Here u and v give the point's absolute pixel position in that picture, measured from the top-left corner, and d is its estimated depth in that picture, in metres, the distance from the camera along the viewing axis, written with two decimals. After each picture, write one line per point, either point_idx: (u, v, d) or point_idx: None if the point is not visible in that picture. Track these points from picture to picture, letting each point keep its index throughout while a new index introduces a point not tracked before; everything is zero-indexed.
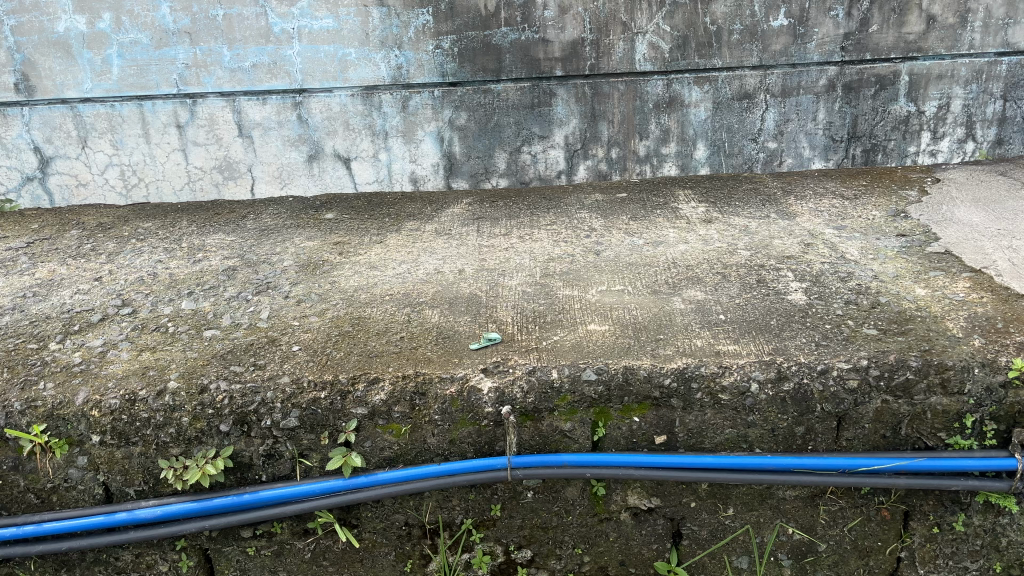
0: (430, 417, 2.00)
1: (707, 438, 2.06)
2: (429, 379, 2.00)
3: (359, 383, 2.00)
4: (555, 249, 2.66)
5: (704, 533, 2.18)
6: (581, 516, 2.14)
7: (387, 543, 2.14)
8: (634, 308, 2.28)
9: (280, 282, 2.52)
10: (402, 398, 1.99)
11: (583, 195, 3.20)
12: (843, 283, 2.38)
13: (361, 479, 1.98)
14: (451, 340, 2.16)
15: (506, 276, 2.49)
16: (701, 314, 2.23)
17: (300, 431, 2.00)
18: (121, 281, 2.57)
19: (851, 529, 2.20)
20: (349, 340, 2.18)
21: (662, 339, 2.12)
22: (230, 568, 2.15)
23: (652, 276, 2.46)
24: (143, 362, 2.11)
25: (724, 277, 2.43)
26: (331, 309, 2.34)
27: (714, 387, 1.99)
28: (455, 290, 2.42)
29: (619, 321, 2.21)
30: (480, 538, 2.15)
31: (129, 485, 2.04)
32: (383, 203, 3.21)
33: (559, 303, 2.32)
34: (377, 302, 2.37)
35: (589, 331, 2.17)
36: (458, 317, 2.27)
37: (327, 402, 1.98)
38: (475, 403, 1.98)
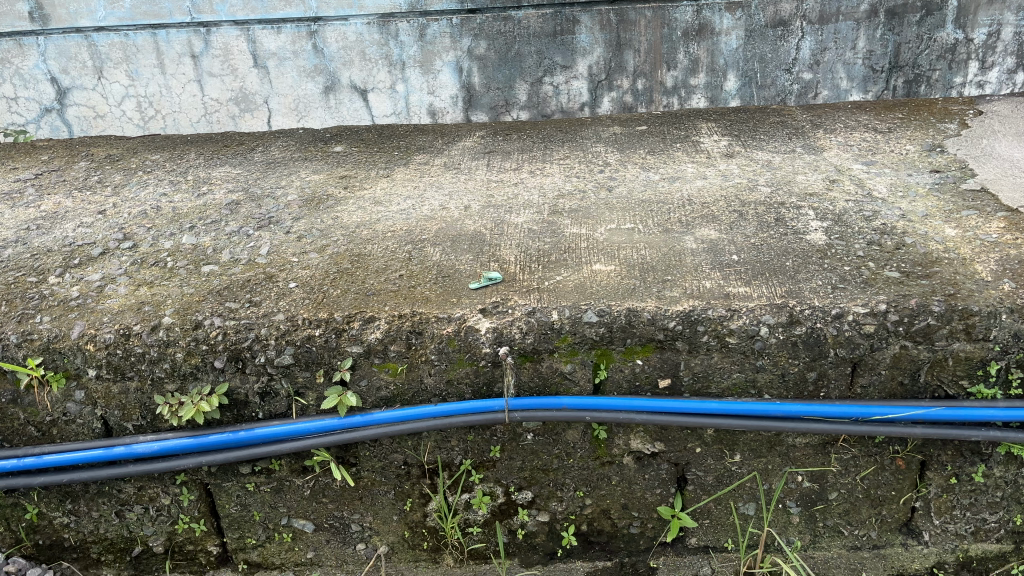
0: (427, 357, 1.95)
1: (713, 382, 1.99)
2: (425, 318, 1.95)
3: (355, 321, 1.96)
4: (565, 185, 2.56)
5: (710, 479, 2.13)
6: (583, 459, 2.09)
7: (386, 482, 2.12)
8: (643, 247, 2.18)
9: (282, 217, 2.46)
10: (399, 337, 1.94)
11: (602, 127, 3.08)
12: (866, 222, 2.25)
13: (358, 418, 1.96)
14: (450, 279, 2.09)
15: (513, 212, 2.40)
16: (713, 254, 2.13)
17: (295, 369, 1.97)
18: (125, 214, 2.53)
19: (864, 478, 2.13)
20: (347, 279, 2.12)
21: (669, 280, 2.02)
22: (230, 503, 2.15)
23: (665, 213, 2.35)
24: (140, 297, 2.09)
25: (741, 216, 2.31)
26: (331, 246, 2.28)
27: (721, 330, 1.91)
28: (459, 227, 2.34)
29: (626, 261, 2.12)
30: (479, 479, 2.12)
31: (127, 419, 2.03)
32: (394, 135, 3.12)
33: (565, 242, 2.23)
34: (378, 239, 2.30)
35: (593, 272, 2.08)
36: (459, 255, 2.19)
37: (322, 340, 1.94)
38: (472, 343, 1.93)
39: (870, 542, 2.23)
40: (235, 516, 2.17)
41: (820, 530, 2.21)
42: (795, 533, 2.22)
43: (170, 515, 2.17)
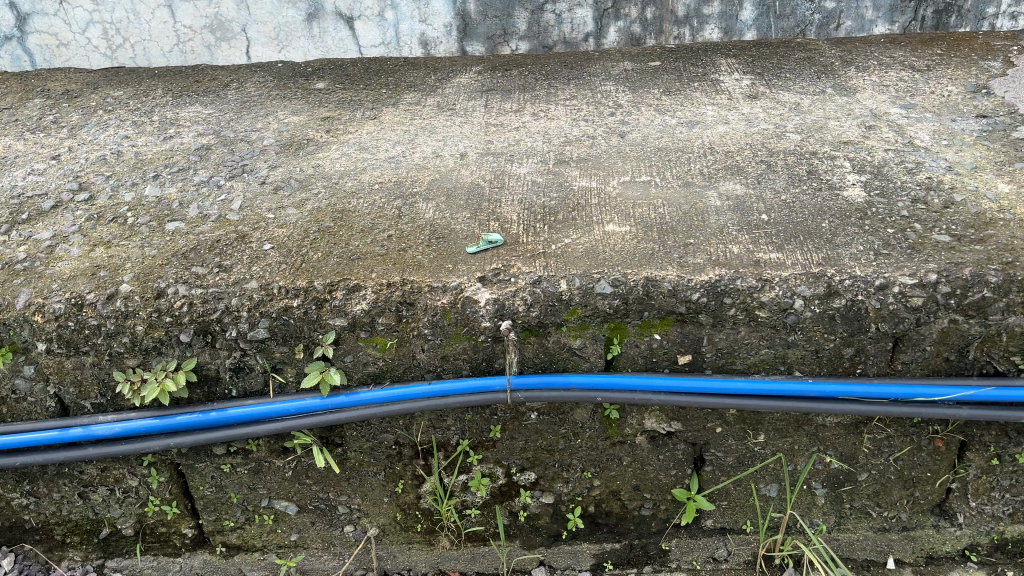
0: (419, 331, 1.75)
1: (738, 358, 1.78)
2: (417, 287, 1.74)
3: (337, 291, 1.74)
4: (572, 130, 2.30)
5: (730, 460, 1.94)
6: (591, 439, 1.90)
7: (375, 463, 1.93)
8: (661, 205, 1.94)
9: (257, 165, 2.21)
10: (388, 308, 1.73)
11: (610, 62, 2.79)
12: (909, 175, 2.01)
13: (342, 398, 1.76)
14: (444, 241, 1.86)
15: (515, 161, 2.16)
16: (739, 213, 1.89)
17: (271, 343, 1.76)
18: (81, 160, 2.28)
19: (898, 459, 1.95)
20: (329, 240, 1.89)
21: (691, 244, 1.80)
22: (204, 485, 1.96)
23: (685, 164, 2.10)
24: (95, 260, 1.86)
25: (770, 168, 2.06)
26: (311, 200, 2.04)
27: (750, 303, 1.70)
28: (455, 179, 2.09)
29: (642, 222, 1.89)
30: (478, 460, 1.93)
31: (84, 397, 1.83)
32: (382, 69, 2.84)
33: (573, 198, 1.99)
34: (364, 192, 2.06)
35: (606, 234, 1.85)
36: (455, 213, 1.96)
37: (301, 312, 1.73)
38: (470, 316, 1.73)
39: (899, 524, 2.06)
40: (210, 498, 1.99)
41: (846, 512, 2.04)
42: (819, 515, 2.05)
43: (139, 497, 1.98)
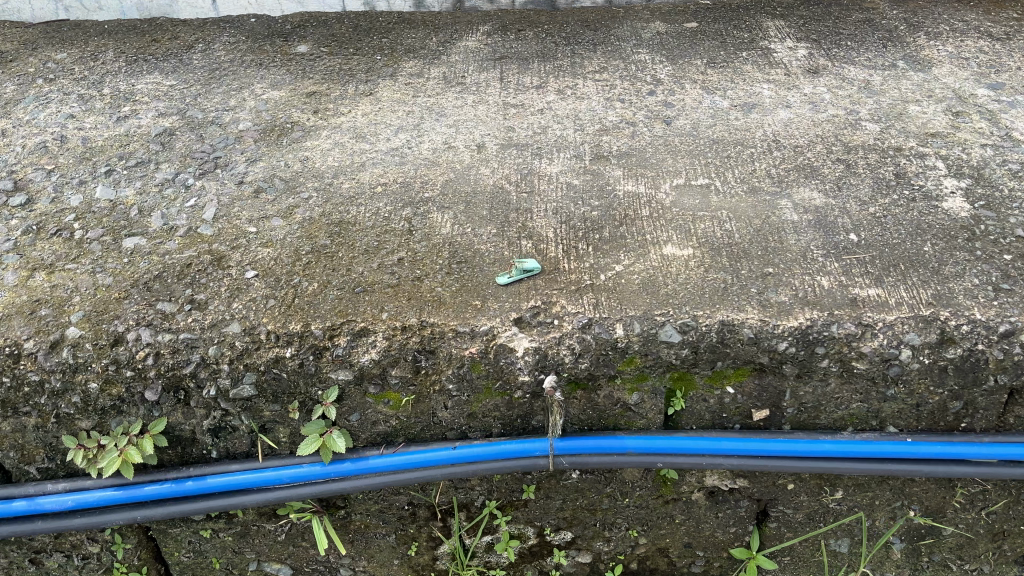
0: (441, 386, 1.43)
1: (823, 413, 1.49)
2: (440, 333, 1.41)
3: (340, 336, 1.41)
4: (607, 113, 1.94)
5: (799, 517, 1.67)
6: (641, 498, 1.62)
7: (384, 524, 1.63)
8: (727, 218, 1.61)
9: (232, 158, 1.84)
10: (403, 358, 1.41)
11: (639, 22, 2.40)
12: (1017, 180, 1.68)
13: (347, 464, 1.45)
14: (468, 267, 1.53)
15: (544, 157, 1.80)
16: (822, 232, 1.57)
17: (259, 401, 1.43)
18: (16, 149, 1.89)
19: (991, 513, 1.68)
20: (326, 263, 1.54)
21: (771, 274, 1.48)
22: (181, 550, 1.66)
23: (748, 162, 1.76)
24: (34, 292, 1.50)
25: (850, 168, 1.73)
26: (301, 208, 1.68)
27: (847, 353, 1.40)
28: (473, 180, 1.74)
29: (706, 242, 1.56)
30: (506, 521, 1.64)
31: (29, 461, 1.50)
32: (373, 28, 2.42)
33: (619, 207, 1.65)
34: (365, 197, 1.71)
35: (664, 258, 1.53)
36: (478, 227, 1.62)
37: (296, 363, 1.40)
38: (505, 369, 1.41)
39: None
40: (188, 563, 1.69)
41: (923, 565, 1.79)
42: (892, 568, 1.79)
43: (102, 563, 1.67)
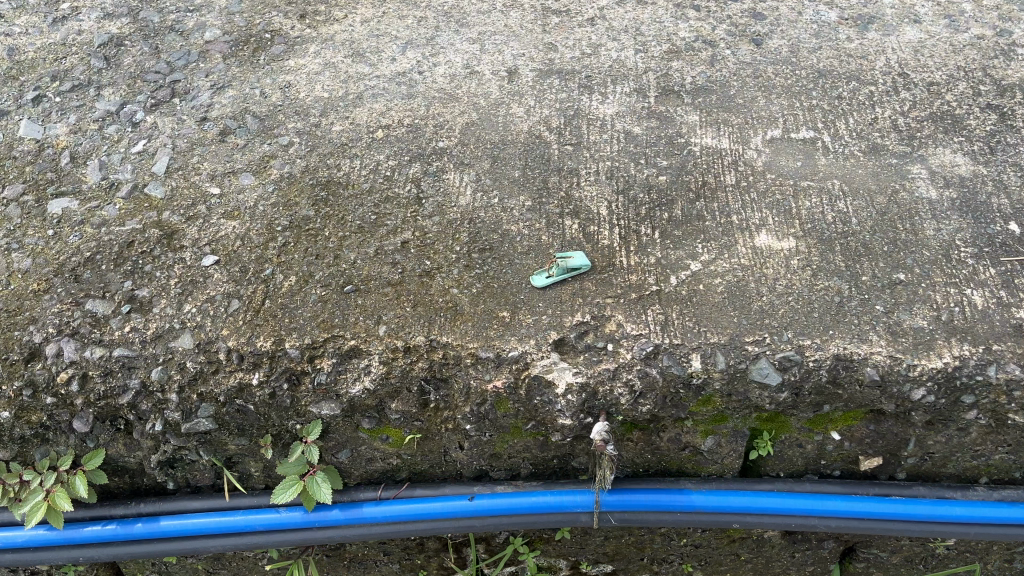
0: (456, 424, 1.09)
1: (952, 463, 1.14)
2: (455, 359, 1.06)
3: (323, 359, 1.07)
4: (678, 27, 1.49)
5: (894, 559, 1.35)
6: (702, 536, 1.30)
7: (385, 554, 1.34)
8: (840, 192, 1.21)
9: (194, 83, 1.43)
10: (406, 388, 1.07)
11: None
12: None
13: (334, 512, 1.14)
14: (494, 258, 1.15)
15: (596, 90, 1.38)
16: (970, 217, 1.17)
17: (221, 435, 1.11)
18: None
19: None
20: (308, 247, 1.18)
21: (903, 284, 1.10)
22: (145, 570, 1.39)
23: (866, 107, 1.33)
24: None
25: (1004, 119, 1.30)
26: (277, 160, 1.30)
27: (1003, 405, 1.03)
28: (502, 124, 1.33)
29: (812, 229, 1.17)
30: (534, 553, 1.35)
31: None
32: None
33: (695, 171, 1.25)
34: (362, 145, 1.31)
35: (756, 254, 1.14)
36: (508, 196, 1.23)
37: (266, 394, 1.07)
38: (540, 408, 1.07)
39: None
40: None
41: None
42: None
43: None
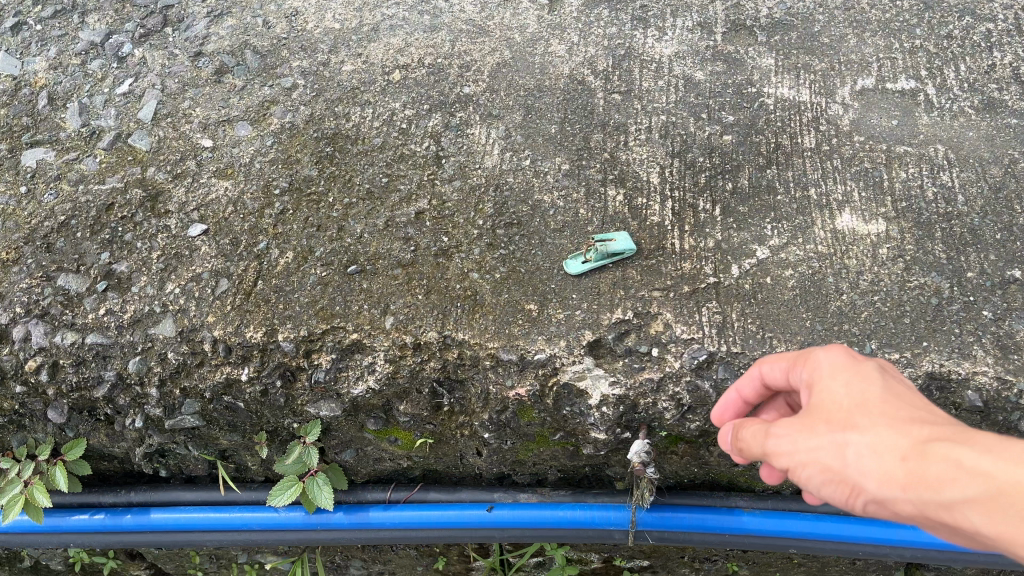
0: (473, 429, 0.96)
1: None
2: (472, 360, 0.91)
3: (321, 353, 0.92)
4: None
5: None
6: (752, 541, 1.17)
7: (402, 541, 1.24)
8: (945, 162, 1.00)
9: (189, 9, 1.25)
10: (416, 389, 0.93)
11: None
12: None
13: (339, 514, 1.03)
14: (523, 235, 0.98)
15: (653, 23, 1.16)
16: None
17: (211, 429, 0.99)
18: None
19: None
20: (309, 215, 1.02)
21: (1018, 283, 0.90)
22: None
23: (982, 51, 1.10)
24: None
25: None
26: (278, 106, 1.12)
27: None
28: (539, 65, 1.13)
29: (907, 208, 0.97)
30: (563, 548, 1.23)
31: None
32: None
33: (767, 129, 1.05)
34: (376, 89, 1.13)
35: (838, 238, 0.95)
36: (543, 157, 1.04)
37: (257, 391, 0.94)
38: (569, 418, 0.92)
39: None
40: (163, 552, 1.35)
41: None
42: None
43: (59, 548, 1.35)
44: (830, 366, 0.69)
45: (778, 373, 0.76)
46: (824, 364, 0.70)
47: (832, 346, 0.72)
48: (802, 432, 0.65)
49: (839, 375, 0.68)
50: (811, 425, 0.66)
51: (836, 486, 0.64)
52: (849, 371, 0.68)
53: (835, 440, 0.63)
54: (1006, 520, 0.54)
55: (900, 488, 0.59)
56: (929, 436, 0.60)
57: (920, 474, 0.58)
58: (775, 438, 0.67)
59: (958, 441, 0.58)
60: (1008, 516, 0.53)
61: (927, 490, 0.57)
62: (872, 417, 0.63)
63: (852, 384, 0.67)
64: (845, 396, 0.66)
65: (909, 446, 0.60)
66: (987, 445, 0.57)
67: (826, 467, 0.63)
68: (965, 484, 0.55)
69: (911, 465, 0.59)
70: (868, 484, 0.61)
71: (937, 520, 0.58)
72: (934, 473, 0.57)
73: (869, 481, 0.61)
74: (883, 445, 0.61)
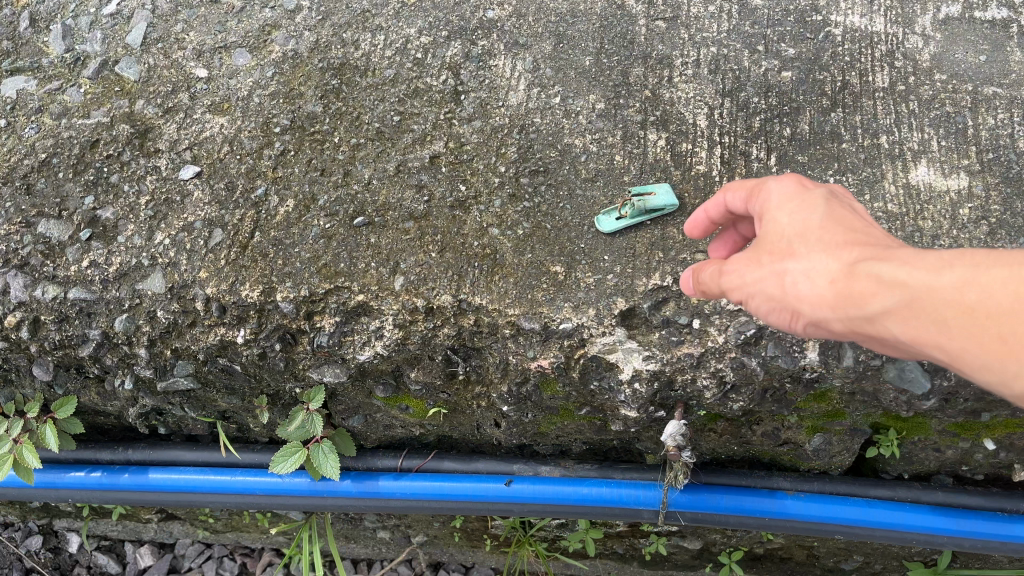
0: (490, 400, 0.87)
1: None
2: (490, 327, 0.81)
3: (324, 315, 0.83)
4: None
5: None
6: None
7: None
8: None
9: None
10: (428, 357, 0.84)
11: None
12: None
13: (347, 482, 0.95)
14: (550, 185, 0.87)
15: None
16: None
17: (208, 391, 0.92)
18: None
19: None
20: (312, 158, 0.91)
21: None
22: None
23: None
24: None
25: None
26: (281, 31, 1.01)
27: None
28: None
29: (993, 162, 0.84)
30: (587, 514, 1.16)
31: None
32: None
33: (833, 65, 0.91)
34: (389, 12, 1.00)
35: (912, 195, 0.83)
36: (575, 93, 0.92)
37: (254, 354, 0.86)
38: (597, 393, 0.83)
39: None
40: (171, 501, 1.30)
41: None
42: None
43: None
44: (778, 195, 0.66)
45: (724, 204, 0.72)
46: (772, 194, 0.66)
47: (783, 175, 0.68)
48: (747, 264, 0.64)
49: (785, 202, 0.65)
50: (755, 257, 0.64)
51: (777, 313, 0.63)
52: (794, 198, 0.65)
53: (773, 268, 0.62)
54: (921, 325, 0.55)
55: (831, 309, 0.59)
56: (860, 256, 0.59)
57: (847, 292, 0.58)
58: (725, 275, 0.65)
59: (881, 259, 0.57)
60: (929, 319, 0.54)
61: (855, 306, 0.57)
62: (810, 244, 0.61)
63: (796, 211, 0.64)
64: (787, 222, 0.64)
65: (841, 267, 0.59)
66: (908, 259, 0.57)
67: (767, 296, 0.62)
68: (889, 297, 0.55)
69: (840, 285, 0.58)
70: (804, 308, 0.60)
71: (865, 332, 0.59)
72: (860, 290, 0.57)
73: (804, 305, 0.60)
74: (817, 270, 0.60)
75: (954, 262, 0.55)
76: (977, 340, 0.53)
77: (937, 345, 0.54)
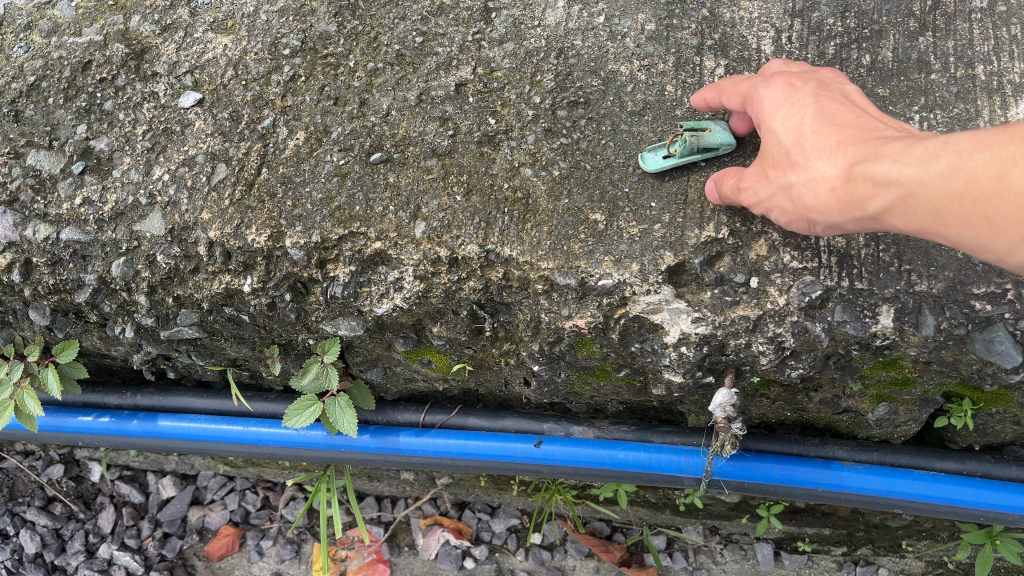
0: (520, 358, 0.79)
1: None
2: (521, 281, 0.73)
3: (338, 264, 0.75)
4: None
5: None
6: None
7: None
8: None
9: None
10: (452, 311, 0.76)
11: None
12: None
13: (365, 437, 0.89)
14: (592, 120, 0.76)
15: None
16: None
17: (215, 340, 0.85)
18: None
19: None
20: (324, 83, 0.81)
21: None
22: None
23: None
24: None
25: None
26: None
27: None
28: None
29: None
30: None
31: None
32: None
33: None
34: None
35: None
36: (621, 11, 0.81)
37: (262, 304, 0.78)
38: (638, 356, 0.75)
39: None
40: None
41: None
42: None
43: None
44: (769, 102, 0.63)
45: (720, 104, 0.69)
46: (764, 102, 0.63)
47: (772, 76, 0.64)
48: (758, 181, 0.62)
49: (776, 108, 0.62)
50: (763, 172, 0.62)
51: (798, 221, 0.61)
52: (785, 101, 0.62)
53: (779, 184, 0.60)
54: (917, 218, 0.52)
55: (838, 214, 0.57)
56: (854, 155, 0.56)
57: (847, 198, 0.55)
58: (742, 192, 0.64)
59: (870, 157, 0.54)
60: (925, 212, 0.52)
61: (858, 210, 0.55)
62: (808, 151, 0.59)
63: (789, 116, 0.61)
64: (782, 130, 0.61)
65: (837, 172, 0.56)
66: (894, 152, 0.53)
67: (785, 211, 0.61)
68: (882, 198, 0.53)
69: (840, 194, 0.56)
70: (816, 216, 0.58)
71: (877, 226, 0.56)
72: (857, 196, 0.54)
73: (815, 213, 0.58)
74: (817, 179, 0.57)
75: (936, 150, 0.51)
76: (972, 228, 0.50)
77: (941, 233, 0.52)
